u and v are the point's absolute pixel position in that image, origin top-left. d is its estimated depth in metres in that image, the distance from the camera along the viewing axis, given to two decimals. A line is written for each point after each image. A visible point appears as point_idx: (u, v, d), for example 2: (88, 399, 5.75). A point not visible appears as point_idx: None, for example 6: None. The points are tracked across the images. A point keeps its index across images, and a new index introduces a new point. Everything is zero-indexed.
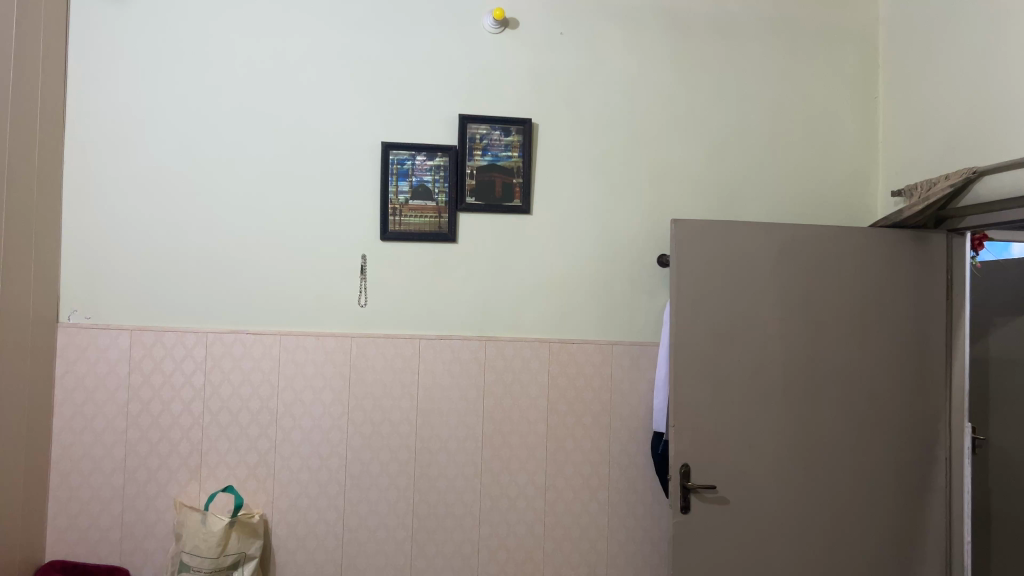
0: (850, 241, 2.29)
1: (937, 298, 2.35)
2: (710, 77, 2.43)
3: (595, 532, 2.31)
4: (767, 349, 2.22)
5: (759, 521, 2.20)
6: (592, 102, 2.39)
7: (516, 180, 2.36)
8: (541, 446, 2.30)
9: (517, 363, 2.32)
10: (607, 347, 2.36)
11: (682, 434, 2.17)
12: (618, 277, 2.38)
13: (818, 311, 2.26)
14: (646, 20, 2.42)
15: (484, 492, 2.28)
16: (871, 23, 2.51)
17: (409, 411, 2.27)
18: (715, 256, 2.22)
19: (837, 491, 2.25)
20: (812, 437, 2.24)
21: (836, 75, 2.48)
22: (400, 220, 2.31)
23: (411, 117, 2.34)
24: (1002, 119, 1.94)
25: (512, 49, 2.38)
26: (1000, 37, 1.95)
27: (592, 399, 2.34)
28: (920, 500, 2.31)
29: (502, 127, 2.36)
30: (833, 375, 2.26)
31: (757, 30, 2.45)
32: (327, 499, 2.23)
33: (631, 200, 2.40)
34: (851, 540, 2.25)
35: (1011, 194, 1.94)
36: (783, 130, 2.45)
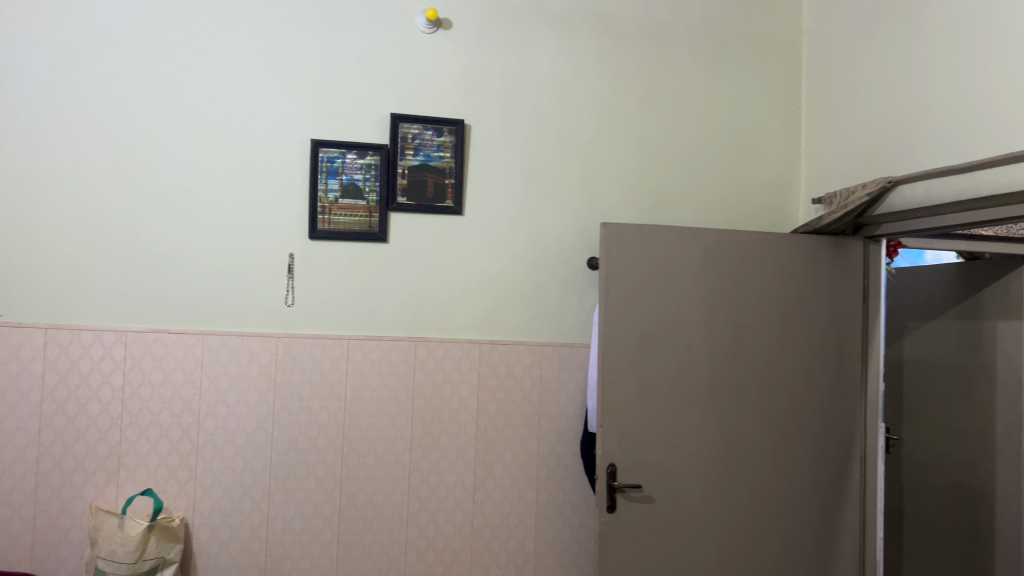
0: (773, 245, 2.34)
1: (855, 302, 2.43)
2: (643, 82, 2.57)
3: (522, 531, 2.42)
4: (692, 350, 2.26)
5: (683, 520, 2.23)
6: (526, 106, 2.49)
7: (448, 180, 2.42)
8: (470, 446, 2.39)
9: (447, 362, 2.39)
10: (537, 349, 2.46)
11: (609, 434, 2.18)
12: (549, 281, 2.48)
13: (741, 314, 2.31)
14: (579, 29, 2.53)
15: (412, 494, 2.35)
16: (790, 38, 2.72)
17: (337, 411, 2.32)
18: (644, 258, 2.23)
19: (760, 490, 2.30)
20: (735, 436, 2.29)
21: (760, 84, 2.68)
22: (330, 219, 2.33)
23: (338, 115, 2.36)
24: (912, 135, 2.18)
25: (444, 49, 2.43)
26: (921, 58, 2.15)
27: (522, 400, 2.44)
28: (836, 497, 2.39)
29: (435, 127, 2.42)
30: (754, 375, 2.31)
31: (687, 40, 2.62)
32: (252, 503, 2.26)
33: (563, 204, 2.50)
34: (771, 536, 2.31)
35: (923, 203, 2.15)
36: (710, 137, 2.63)
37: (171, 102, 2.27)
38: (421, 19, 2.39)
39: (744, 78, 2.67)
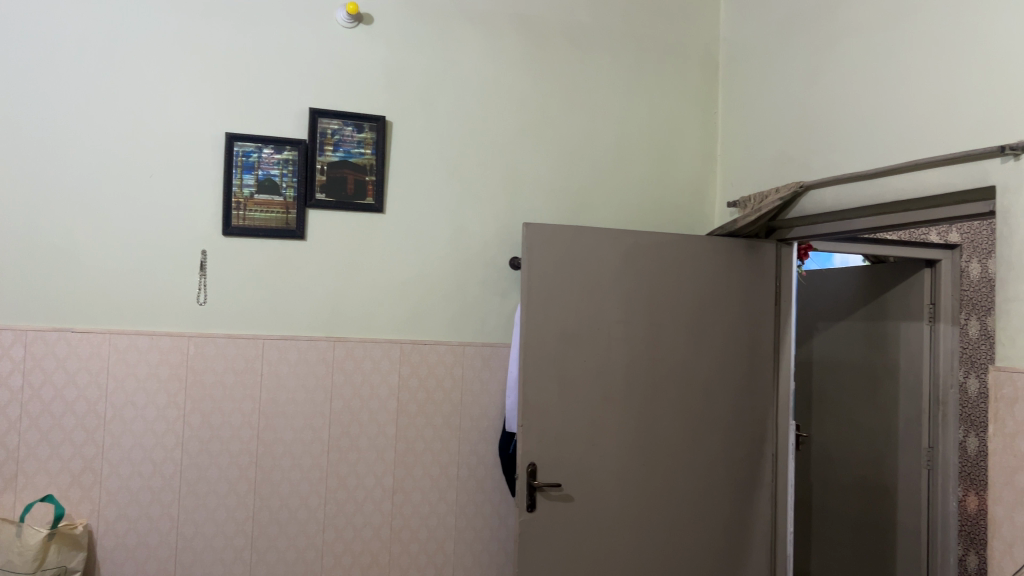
0: (690, 248, 2.38)
1: (767, 304, 2.50)
2: (565, 84, 2.59)
3: (442, 532, 2.41)
4: (611, 350, 2.29)
5: (603, 518, 2.25)
6: (449, 105, 2.47)
7: (369, 177, 2.38)
8: (390, 448, 2.37)
9: (366, 362, 2.36)
10: (458, 349, 2.45)
11: (530, 434, 2.18)
12: (471, 281, 2.47)
13: (659, 315, 2.34)
14: (503, 29, 2.53)
15: (329, 496, 2.31)
16: (708, 46, 2.79)
17: (251, 413, 2.26)
18: (565, 260, 2.24)
19: (676, 487, 2.34)
20: (652, 435, 2.32)
21: (679, 90, 2.73)
22: (245, 215, 2.27)
23: (255, 109, 2.30)
24: (823, 143, 2.25)
25: (365, 45, 2.39)
26: (833, 68, 2.22)
27: (443, 401, 2.43)
28: (749, 494, 2.45)
29: (355, 124, 2.38)
30: (672, 375, 2.35)
31: (609, 43, 2.65)
32: (161, 508, 2.18)
33: (486, 204, 2.50)
34: (687, 533, 2.35)
35: (832, 208, 2.22)
36: (630, 140, 2.66)
37: (78, 90, 2.17)
38: (341, 14, 2.35)
39: (664, 83, 2.71)
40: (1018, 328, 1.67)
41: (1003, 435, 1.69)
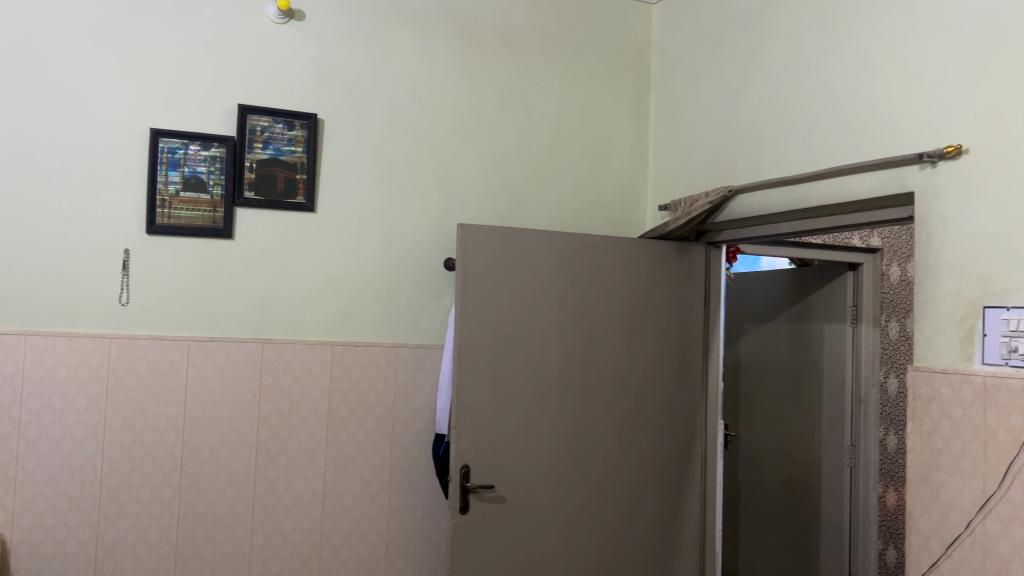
0: (623, 250, 2.40)
1: (697, 306, 2.54)
2: (499, 86, 2.59)
3: (373, 535, 2.38)
4: (545, 350, 2.29)
5: (535, 519, 2.26)
6: (382, 104, 2.45)
7: (299, 176, 2.34)
8: (320, 452, 2.33)
9: (296, 364, 2.32)
10: (391, 351, 2.42)
11: (463, 436, 2.17)
12: (405, 282, 2.45)
13: (592, 316, 2.36)
14: (437, 28, 2.52)
15: (257, 502, 2.26)
16: (641, 51, 2.82)
17: (175, 418, 2.20)
18: (500, 261, 2.24)
19: (608, 487, 2.36)
20: (585, 435, 2.34)
21: (612, 93, 2.76)
22: (170, 213, 2.21)
23: (181, 104, 2.24)
24: (752, 147, 2.30)
25: (297, 41, 2.35)
26: (761, 75, 2.27)
27: (375, 403, 2.40)
28: (679, 492, 2.49)
29: (286, 121, 2.33)
30: (605, 376, 2.37)
31: (543, 46, 2.66)
32: (79, 516, 2.11)
33: (419, 204, 2.48)
34: (618, 532, 2.38)
35: (759, 212, 2.27)
36: (564, 143, 2.68)
37: None
38: (272, 9, 2.31)
39: (597, 86, 2.74)
40: (935, 329, 1.73)
41: (921, 432, 1.75)
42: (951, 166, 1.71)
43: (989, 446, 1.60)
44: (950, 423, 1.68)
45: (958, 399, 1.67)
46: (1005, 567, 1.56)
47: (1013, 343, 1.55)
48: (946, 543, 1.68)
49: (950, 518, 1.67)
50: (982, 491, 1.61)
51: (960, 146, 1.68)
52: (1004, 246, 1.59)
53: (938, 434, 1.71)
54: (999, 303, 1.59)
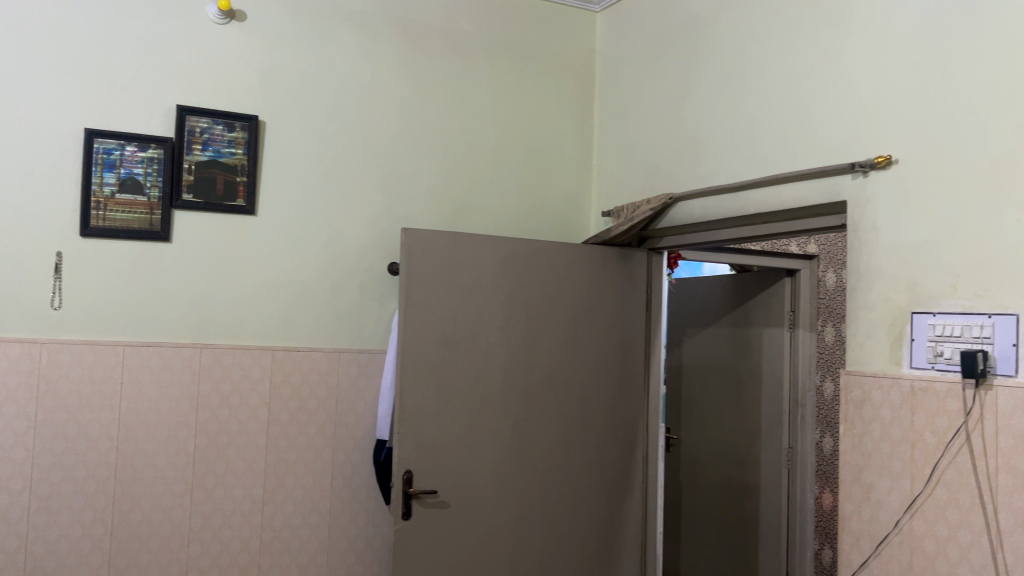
0: (566, 256, 2.42)
1: (639, 311, 2.57)
2: (444, 90, 2.59)
3: (314, 543, 2.36)
4: (489, 355, 2.30)
5: (479, 524, 2.26)
6: (325, 106, 2.43)
7: (240, 179, 2.31)
8: (260, 458, 2.30)
9: (235, 370, 2.28)
10: (333, 356, 2.40)
11: (406, 441, 2.16)
12: (348, 286, 2.43)
13: (536, 321, 2.37)
14: (381, 32, 2.51)
15: (194, 510, 2.22)
16: (586, 58, 2.84)
17: (110, 425, 2.14)
18: (445, 265, 2.23)
19: (551, 491, 2.38)
20: (529, 440, 2.35)
21: (557, 100, 2.78)
22: (105, 215, 2.16)
23: (117, 104, 2.19)
24: (693, 155, 2.33)
25: (239, 42, 2.32)
26: (703, 83, 2.31)
27: (316, 409, 2.37)
28: (621, 495, 2.52)
29: (226, 122, 2.30)
30: (549, 381, 2.39)
31: (488, 51, 2.67)
32: (7, 526, 2.04)
33: (362, 208, 2.46)
34: (561, 536, 2.39)
35: (699, 219, 2.31)
36: (509, 148, 2.68)
37: None
38: (213, 9, 2.27)
39: (541, 93, 2.75)
40: (866, 334, 1.78)
41: (853, 435, 1.79)
42: (882, 176, 1.76)
43: (916, 447, 1.65)
44: (880, 426, 1.73)
45: (888, 402, 1.72)
46: (930, 564, 1.61)
47: (938, 348, 1.61)
48: (875, 542, 1.73)
49: (880, 518, 1.72)
50: (910, 491, 1.66)
51: (890, 157, 1.74)
52: (932, 254, 1.65)
53: (869, 436, 1.76)
54: (926, 309, 1.65)
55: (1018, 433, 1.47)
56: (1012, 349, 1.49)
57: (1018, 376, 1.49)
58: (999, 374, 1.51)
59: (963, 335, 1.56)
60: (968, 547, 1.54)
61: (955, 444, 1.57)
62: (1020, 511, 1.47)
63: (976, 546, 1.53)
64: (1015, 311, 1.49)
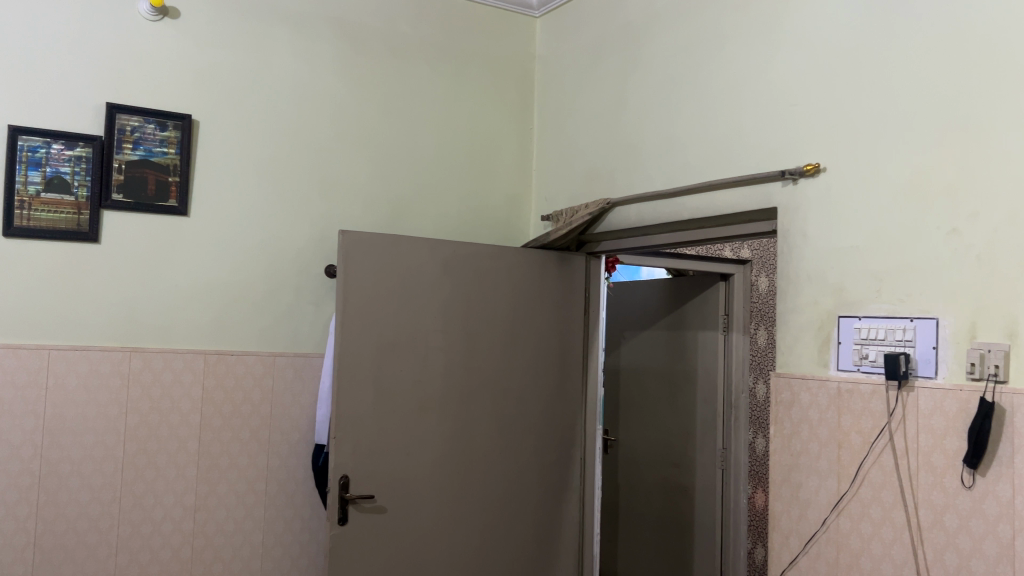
0: (505, 259, 2.43)
1: (577, 314, 2.59)
2: (382, 92, 2.58)
3: (247, 550, 2.32)
4: (428, 358, 2.29)
5: (417, 528, 2.25)
6: (262, 106, 2.39)
7: (172, 178, 2.26)
8: (192, 464, 2.25)
9: (166, 374, 2.23)
10: (268, 360, 2.37)
11: (343, 446, 2.13)
12: (283, 289, 2.40)
13: (475, 325, 2.37)
14: (319, 32, 2.48)
15: (122, 518, 2.16)
16: (526, 64, 2.86)
17: (33, 431, 2.07)
18: (383, 268, 2.21)
19: (490, 494, 2.39)
20: (468, 444, 2.35)
21: (497, 104, 2.79)
22: (29, 215, 2.09)
23: (44, 102, 2.12)
24: (630, 160, 2.37)
25: (172, 39, 2.27)
26: (640, 90, 2.34)
27: (250, 414, 2.34)
28: (559, 497, 2.54)
29: (158, 121, 2.25)
30: (488, 384, 2.39)
31: (428, 54, 2.66)
32: None
33: (299, 210, 2.43)
34: (499, 538, 2.40)
35: (635, 224, 2.34)
36: (448, 151, 2.68)
37: None
38: (144, 5, 2.22)
39: (481, 97, 2.76)
40: (795, 337, 1.83)
41: (782, 435, 1.84)
42: (811, 183, 1.81)
43: (842, 447, 1.70)
44: (808, 427, 1.78)
45: (815, 403, 1.77)
46: (855, 561, 1.66)
47: (864, 350, 1.66)
48: (803, 540, 1.78)
49: (808, 516, 1.77)
50: (836, 490, 1.71)
51: (818, 165, 1.79)
52: (857, 260, 1.70)
53: (798, 437, 1.80)
54: (852, 312, 1.70)
55: (937, 432, 1.53)
56: (932, 351, 1.54)
57: (937, 377, 1.54)
58: (920, 375, 1.57)
59: (887, 338, 1.62)
60: (890, 544, 1.60)
61: (879, 444, 1.63)
62: (938, 507, 1.52)
63: (898, 543, 1.58)
64: (936, 315, 1.55)
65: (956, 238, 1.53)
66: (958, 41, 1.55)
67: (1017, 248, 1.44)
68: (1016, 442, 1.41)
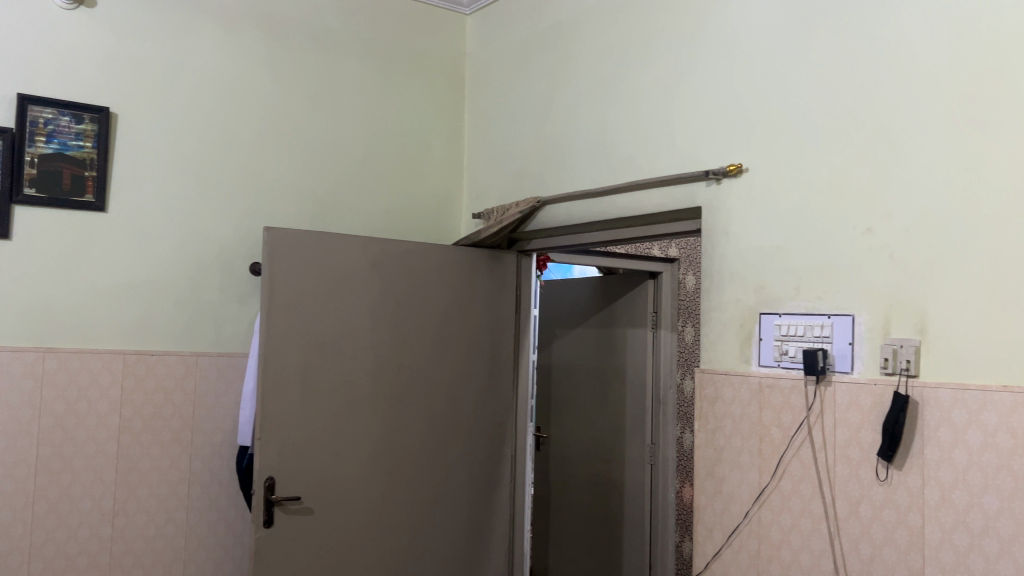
0: (435, 257, 2.42)
1: (508, 312, 2.60)
2: (309, 87, 2.53)
3: (169, 555, 2.26)
4: (356, 357, 2.26)
5: (346, 528, 2.23)
6: (184, 100, 2.32)
7: (89, 173, 2.18)
8: (110, 468, 2.18)
9: (83, 375, 2.16)
10: (190, 360, 2.31)
11: (268, 447, 2.09)
12: (207, 287, 2.35)
13: (405, 323, 2.36)
14: (243, 25, 2.43)
15: (35, 525, 2.08)
16: (456, 61, 2.85)
17: None
18: (311, 266, 2.17)
19: (420, 493, 2.37)
20: (398, 444, 2.33)
21: (426, 100, 2.77)
22: None
23: None
24: (560, 159, 2.38)
25: (88, 29, 2.19)
26: (570, 89, 2.36)
27: (172, 415, 2.28)
28: (489, 495, 2.55)
29: (73, 113, 2.17)
30: (418, 383, 2.38)
31: (356, 49, 2.63)
32: None
33: (223, 207, 2.38)
34: (430, 537, 2.40)
35: (564, 222, 2.35)
36: (377, 147, 2.66)
37: None
38: None
39: (411, 93, 2.74)
40: (718, 334, 1.86)
41: (706, 431, 1.87)
42: (733, 183, 1.85)
43: (763, 441, 1.75)
44: (731, 421, 1.82)
45: (738, 398, 1.80)
46: (775, 552, 1.70)
47: (784, 346, 1.70)
48: (727, 532, 1.81)
49: (731, 509, 1.81)
50: (757, 484, 1.75)
51: (741, 165, 1.83)
52: (777, 259, 1.74)
53: (721, 432, 1.84)
54: (772, 309, 1.74)
55: (853, 426, 1.58)
56: (849, 347, 1.59)
57: (853, 372, 1.59)
58: (837, 371, 1.61)
59: (806, 335, 1.66)
60: (809, 535, 1.64)
61: (798, 438, 1.67)
62: (854, 498, 1.57)
63: (816, 533, 1.63)
64: (851, 312, 1.60)
65: (870, 237, 1.58)
66: (873, 48, 1.60)
67: (928, 247, 1.49)
68: (926, 434, 1.47)
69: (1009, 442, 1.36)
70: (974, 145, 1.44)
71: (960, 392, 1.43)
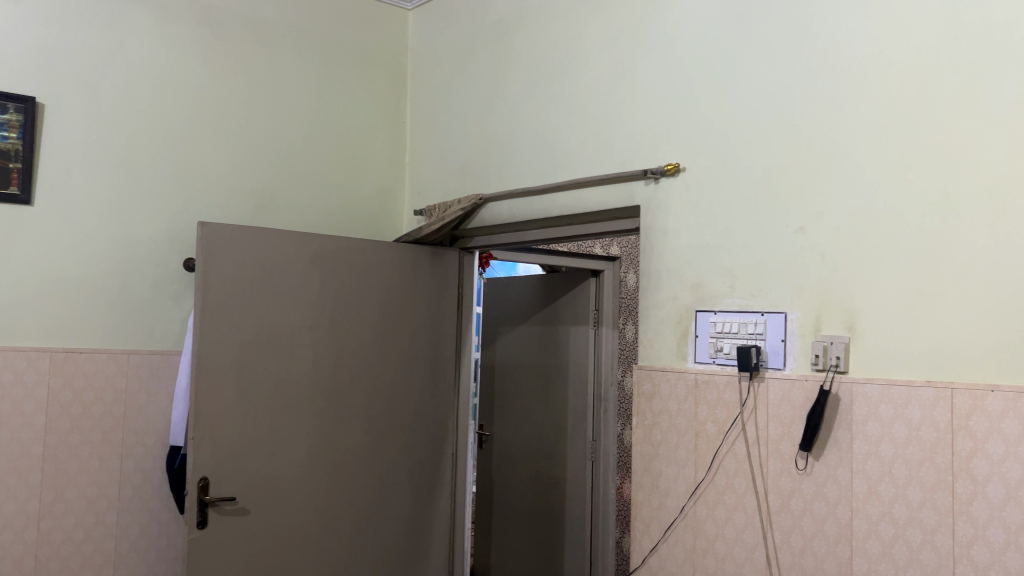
0: (376, 254, 2.39)
1: (449, 310, 2.60)
2: (246, 81, 2.49)
3: (98, 558, 2.20)
4: (294, 356, 2.23)
5: (283, 528, 2.19)
6: (116, 91, 2.26)
7: (13, 164, 2.11)
8: (36, 470, 2.11)
9: (7, 374, 2.09)
10: (121, 358, 2.25)
11: (202, 447, 2.04)
12: (139, 283, 2.29)
13: (344, 321, 2.33)
14: (178, 15, 2.37)
15: None
16: (397, 57, 2.82)
17: None
18: (247, 263, 2.13)
19: (359, 492, 2.35)
20: (336, 443, 2.30)
21: (367, 95, 2.74)
22: None
23: None
24: (502, 156, 2.38)
25: (13, 16, 2.12)
26: (512, 86, 2.36)
27: (102, 415, 2.22)
28: (429, 493, 2.54)
29: None
30: (358, 381, 2.36)
31: (295, 43, 2.59)
32: None
33: (156, 201, 2.32)
34: (369, 536, 2.37)
35: (506, 220, 2.36)
36: (317, 143, 2.62)
37: None
38: None
39: (351, 88, 2.71)
40: (655, 331, 1.88)
41: (643, 426, 1.89)
42: (671, 183, 1.87)
43: (699, 437, 1.77)
44: (667, 418, 1.84)
45: (674, 395, 1.82)
46: (710, 546, 1.73)
47: (719, 343, 1.73)
48: (663, 527, 1.83)
49: (668, 504, 1.83)
50: (693, 479, 1.77)
51: (678, 165, 1.85)
52: (714, 257, 1.77)
53: (658, 428, 1.86)
54: (708, 307, 1.77)
55: (785, 421, 1.61)
56: (781, 344, 1.62)
57: (785, 369, 1.62)
58: (770, 367, 1.64)
59: (740, 332, 1.69)
60: (742, 529, 1.67)
61: (732, 433, 1.70)
62: (785, 492, 1.60)
63: (749, 527, 1.66)
64: (784, 310, 1.63)
65: (803, 236, 1.61)
66: (807, 51, 1.63)
67: (857, 247, 1.53)
68: (854, 429, 1.51)
69: (933, 435, 1.41)
70: (901, 148, 1.48)
71: (888, 388, 1.46)
